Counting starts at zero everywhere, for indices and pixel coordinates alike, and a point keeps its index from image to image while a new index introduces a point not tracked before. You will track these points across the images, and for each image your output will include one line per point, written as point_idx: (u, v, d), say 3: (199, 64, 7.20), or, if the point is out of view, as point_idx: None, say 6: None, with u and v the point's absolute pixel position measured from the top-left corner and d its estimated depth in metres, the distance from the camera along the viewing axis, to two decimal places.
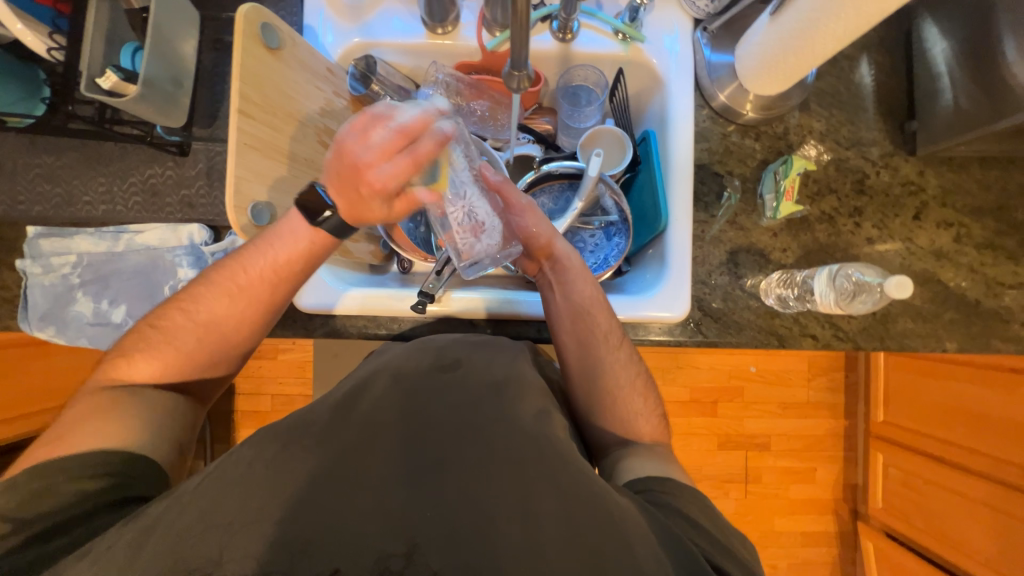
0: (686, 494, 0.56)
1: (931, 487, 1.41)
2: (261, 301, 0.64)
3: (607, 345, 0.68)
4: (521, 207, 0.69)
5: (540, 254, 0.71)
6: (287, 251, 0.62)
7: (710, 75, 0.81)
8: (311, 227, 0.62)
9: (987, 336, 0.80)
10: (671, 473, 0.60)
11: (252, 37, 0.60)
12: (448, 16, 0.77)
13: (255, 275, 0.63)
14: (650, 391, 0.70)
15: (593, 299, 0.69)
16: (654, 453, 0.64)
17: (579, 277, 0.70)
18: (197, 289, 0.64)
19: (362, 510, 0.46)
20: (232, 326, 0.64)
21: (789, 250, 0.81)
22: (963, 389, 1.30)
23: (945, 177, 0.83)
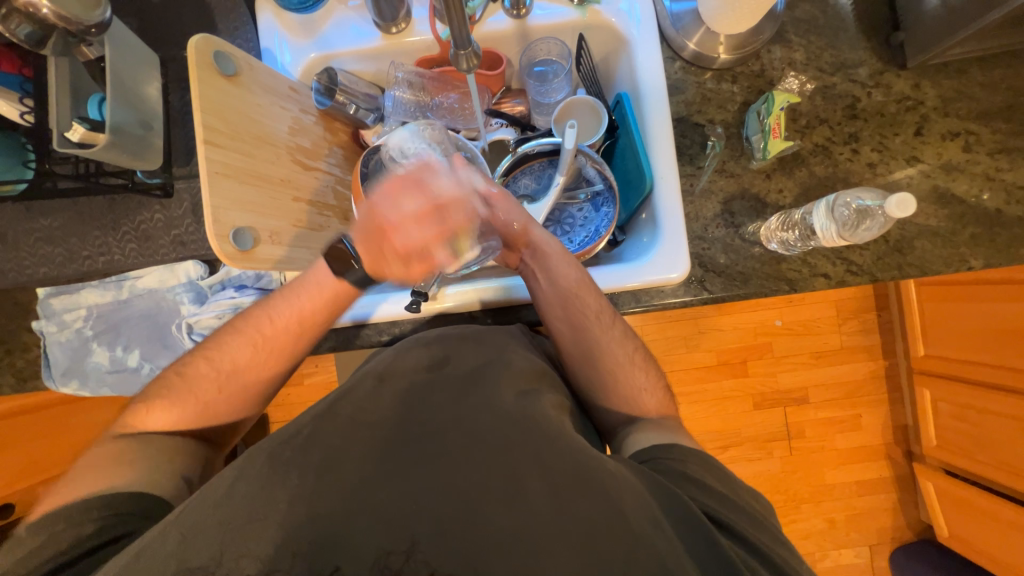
0: (696, 460, 0.56)
1: (983, 416, 1.33)
2: (283, 348, 0.67)
3: (600, 324, 0.68)
4: (490, 195, 0.69)
5: (519, 242, 0.71)
6: (314, 303, 0.67)
7: (674, 25, 0.78)
8: (335, 277, 0.67)
9: (1015, 246, 0.75)
10: (678, 440, 0.60)
11: (207, 66, 0.61)
12: (399, 14, 0.77)
13: (282, 324, 0.67)
14: (650, 365, 0.70)
15: (579, 281, 0.68)
16: (662, 425, 0.64)
17: (559, 260, 0.69)
18: (223, 338, 0.67)
19: (372, 512, 0.46)
20: (258, 372, 0.67)
21: (785, 190, 0.78)
22: (1000, 306, 1.22)
23: (944, 85, 0.78)
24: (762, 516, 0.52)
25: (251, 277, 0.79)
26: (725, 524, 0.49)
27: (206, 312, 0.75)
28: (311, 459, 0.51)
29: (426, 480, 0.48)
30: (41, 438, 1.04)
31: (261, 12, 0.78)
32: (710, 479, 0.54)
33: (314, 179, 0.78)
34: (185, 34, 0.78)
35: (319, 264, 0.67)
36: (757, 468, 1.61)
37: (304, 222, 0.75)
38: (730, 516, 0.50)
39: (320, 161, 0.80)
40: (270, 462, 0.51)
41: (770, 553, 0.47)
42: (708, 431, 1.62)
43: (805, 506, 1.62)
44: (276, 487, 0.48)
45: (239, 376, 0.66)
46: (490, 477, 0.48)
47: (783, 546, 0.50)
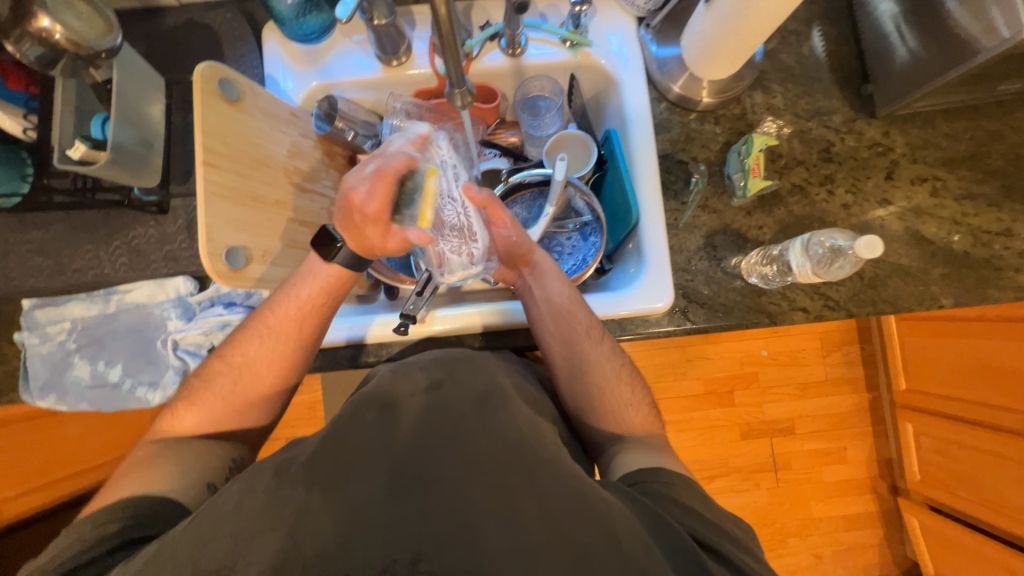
0: (686, 486, 0.56)
1: (964, 452, 1.35)
2: (291, 340, 0.67)
3: (590, 341, 0.69)
4: (503, 223, 0.68)
5: (520, 259, 0.73)
6: (308, 288, 0.67)
7: (661, 69, 0.82)
8: (325, 261, 0.67)
9: (983, 286, 0.79)
10: (664, 463, 0.60)
11: (211, 92, 0.63)
12: (400, 48, 0.80)
13: (284, 314, 0.66)
14: (636, 381, 0.70)
15: (571, 298, 0.70)
16: (648, 444, 0.64)
17: (554, 279, 0.72)
18: (233, 339, 0.67)
19: (352, 538, 0.46)
20: (264, 368, 0.66)
21: (765, 227, 0.81)
22: (978, 342, 1.26)
23: (912, 133, 0.83)
24: (748, 542, 0.53)
25: (240, 294, 0.79)
26: (716, 553, 0.49)
27: (193, 327, 0.76)
28: (295, 480, 0.50)
29: (411, 503, 0.48)
30: (25, 450, 1.02)
31: (268, 41, 0.81)
32: (693, 500, 0.54)
33: (310, 201, 0.80)
34: (192, 58, 0.81)
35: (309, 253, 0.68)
36: (745, 499, 1.60)
37: (297, 243, 0.76)
38: (721, 543, 0.50)
39: (316, 184, 0.82)
40: (251, 484, 0.50)
41: (753, 571, 0.48)
42: (696, 460, 1.61)
43: (792, 540, 1.60)
44: (259, 508, 0.48)
45: (232, 390, 0.65)
46: (474, 500, 0.49)
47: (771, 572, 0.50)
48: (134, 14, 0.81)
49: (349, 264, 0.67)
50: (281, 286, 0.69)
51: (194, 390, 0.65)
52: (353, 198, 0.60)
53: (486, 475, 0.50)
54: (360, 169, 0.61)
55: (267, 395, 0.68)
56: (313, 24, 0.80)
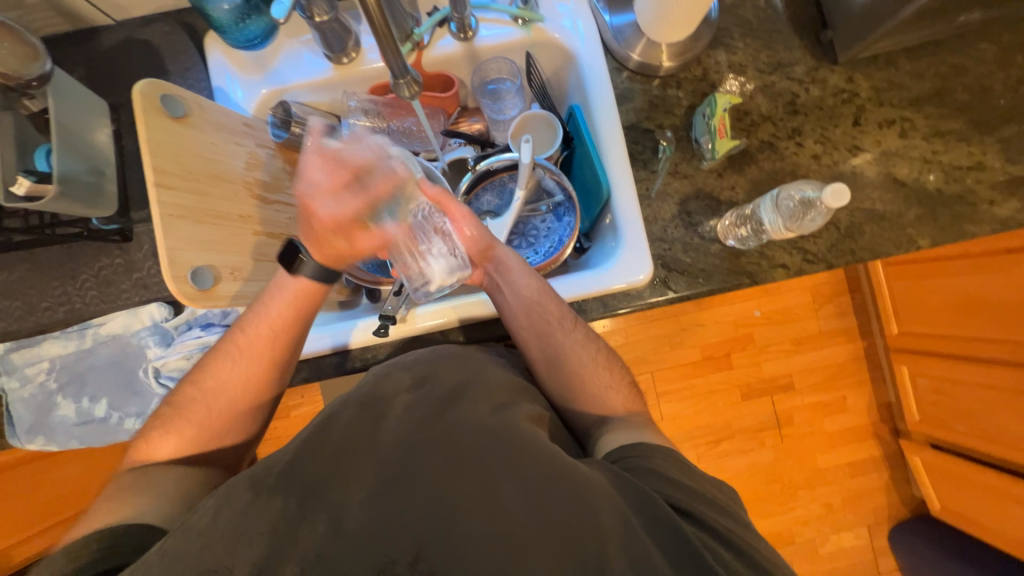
0: (666, 455, 0.56)
1: (959, 387, 1.37)
2: (266, 360, 0.67)
3: (564, 330, 0.69)
4: (460, 215, 0.69)
5: (481, 257, 0.71)
6: (280, 312, 0.66)
7: (617, 38, 0.81)
8: (294, 278, 0.67)
9: (958, 223, 0.78)
10: (644, 436, 0.60)
11: (153, 110, 0.61)
12: (348, 44, 0.78)
13: (256, 338, 0.66)
14: (613, 363, 0.71)
15: (540, 291, 0.69)
16: (630, 422, 0.64)
17: (519, 272, 0.71)
18: (207, 361, 0.67)
19: (345, 544, 0.46)
20: (239, 388, 0.66)
21: (737, 187, 0.80)
22: (963, 279, 1.27)
23: (876, 76, 0.82)
24: (730, 506, 0.53)
25: (217, 313, 0.77)
26: (695, 518, 0.49)
27: (172, 353, 0.75)
28: (280, 493, 0.50)
29: (400, 502, 0.48)
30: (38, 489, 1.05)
31: (211, 51, 0.79)
32: (674, 470, 0.54)
33: (275, 212, 0.78)
34: (135, 78, 0.79)
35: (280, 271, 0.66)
36: (750, 458, 1.62)
37: (267, 256, 0.75)
38: (699, 507, 0.50)
39: (281, 194, 0.80)
40: (236, 501, 0.49)
41: (735, 536, 0.48)
42: (699, 426, 1.63)
43: (801, 492, 1.63)
44: (245, 523, 0.47)
45: (220, 410, 0.65)
46: (462, 491, 0.49)
47: (754, 532, 0.51)
48: (69, 38, 0.79)
49: (317, 277, 0.67)
50: (253, 303, 0.68)
51: (178, 414, 0.65)
52: (314, 204, 0.59)
53: (475, 466, 0.50)
54: (310, 175, 0.58)
55: (254, 412, 0.67)
56: (255, 29, 0.77)
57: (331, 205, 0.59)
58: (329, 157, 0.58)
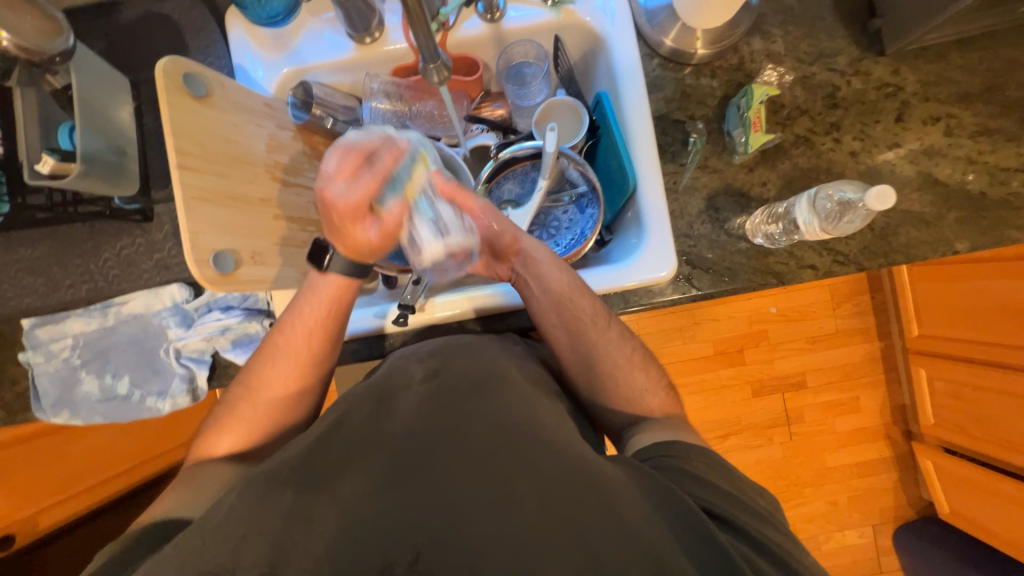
0: (701, 457, 0.55)
1: (979, 393, 1.33)
2: (304, 358, 0.68)
3: (596, 328, 0.68)
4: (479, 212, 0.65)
5: (509, 251, 0.71)
6: (314, 314, 0.67)
7: (650, 21, 0.77)
8: (327, 279, 0.67)
9: (1001, 228, 0.75)
10: (678, 436, 0.59)
11: (176, 88, 0.59)
12: (372, 24, 0.76)
13: (296, 337, 0.67)
14: (650, 364, 0.69)
15: (571, 286, 0.68)
16: (664, 424, 0.63)
17: (549, 267, 0.69)
18: (253, 364, 0.68)
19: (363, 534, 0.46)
20: (280, 385, 0.67)
21: (769, 183, 0.77)
22: (990, 282, 1.23)
23: (923, 70, 0.78)
24: (765, 510, 0.52)
25: (236, 297, 0.78)
26: (727, 523, 0.49)
27: (192, 335, 0.74)
28: (301, 480, 0.50)
29: (420, 495, 0.48)
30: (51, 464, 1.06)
31: (231, 27, 0.77)
32: (708, 473, 0.54)
33: (294, 196, 0.77)
34: (155, 54, 0.77)
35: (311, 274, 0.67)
36: (758, 454, 1.62)
37: (287, 239, 0.74)
38: (733, 512, 0.50)
39: (300, 177, 0.79)
40: (256, 486, 0.50)
41: (769, 541, 0.48)
42: (709, 420, 1.63)
43: (808, 490, 1.63)
44: (266, 509, 0.48)
45: (250, 394, 0.67)
46: (479, 487, 0.48)
47: (787, 537, 0.50)
48: (89, 11, 0.77)
49: (347, 271, 0.66)
50: (289, 306, 0.69)
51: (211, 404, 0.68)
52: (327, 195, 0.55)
53: (494, 461, 0.50)
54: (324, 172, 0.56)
55: (273, 397, 0.67)
56: (277, 5, 0.75)
57: (341, 189, 0.55)
58: (339, 148, 0.55)
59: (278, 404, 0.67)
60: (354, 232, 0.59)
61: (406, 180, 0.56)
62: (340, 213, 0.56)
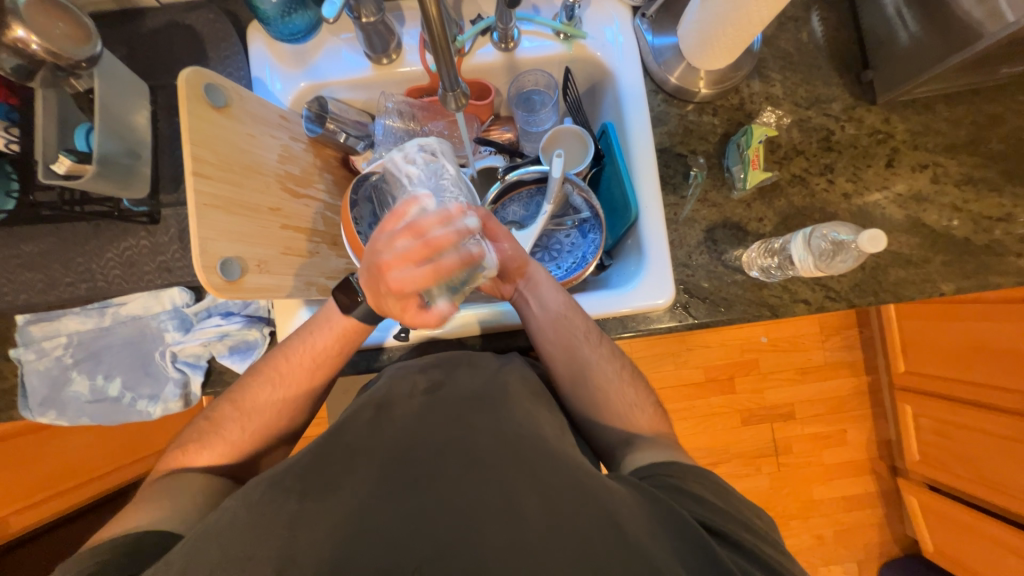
0: (699, 479, 0.55)
1: (963, 432, 1.36)
2: (302, 387, 0.68)
3: (590, 344, 0.69)
4: (501, 236, 0.68)
5: (515, 274, 0.71)
6: (323, 345, 0.68)
7: (657, 59, 0.81)
8: (345, 315, 0.67)
9: (984, 273, 0.78)
10: (676, 457, 0.60)
11: (197, 98, 0.61)
12: (390, 46, 0.78)
13: (297, 364, 0.67)
14: (639, 381, 0.70)
15: (567, 304, 0.70)
16: (660, 443, 0.63)
17: (549, 287, 0.71)
18: (246, 382, 0.67)
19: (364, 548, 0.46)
20: (273, 410, 0.67)
21: (765, 218, 0.80)
22: (975, 324, 1.26)
23: (912, 120, 0.82)
24: (764, 529, 0.52)
25: (237, 303, 0.78)
26: (727, 539, 0.49)
27: (190, 339, 0.74)
28: (303, 488, 0.50)
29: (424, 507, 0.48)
30: (10, 480, 1.00)
31: (253, 41, 0.79)
32: (708, 493, 0.54)
33: (303, 206, 0.78)
34: (175, 62, 0.79)
35: (330, 305, 0.67)
36: (746, 484, 1.62)
37: (293, 250, 0.74)
38: (734, 530, 0.50)
39: (309, 189, 0.80)
40: (260, 490, 0.50)
41: (773, 563, 0.48)
42: (697, 447, 1.63)
43: (794, 522, 1.62)
44: (268, 516, 0.48)
45: (242, 404, 0.66)
46: (483, 502, 0.48)
47: (782, 556, 0.50)
48: (113, 17, 0.79)
49: (366, 317, 0.66)
50: (297, 332, 0.69)
51: (205, 421, 0.66)
52: (389, 272, 0.53)
53: (497, 473, 0.51)
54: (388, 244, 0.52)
55: (265, 421, 0.67)
56: (299, 23, 0.77)
57: (399, 274, 0.52)
58: (413, 229, 0.52)
59: (275, 423, 0.67)
60: (394, 307, 0.57)
61: (465, 284, 0.58)
62: (390, 291, 0.54)
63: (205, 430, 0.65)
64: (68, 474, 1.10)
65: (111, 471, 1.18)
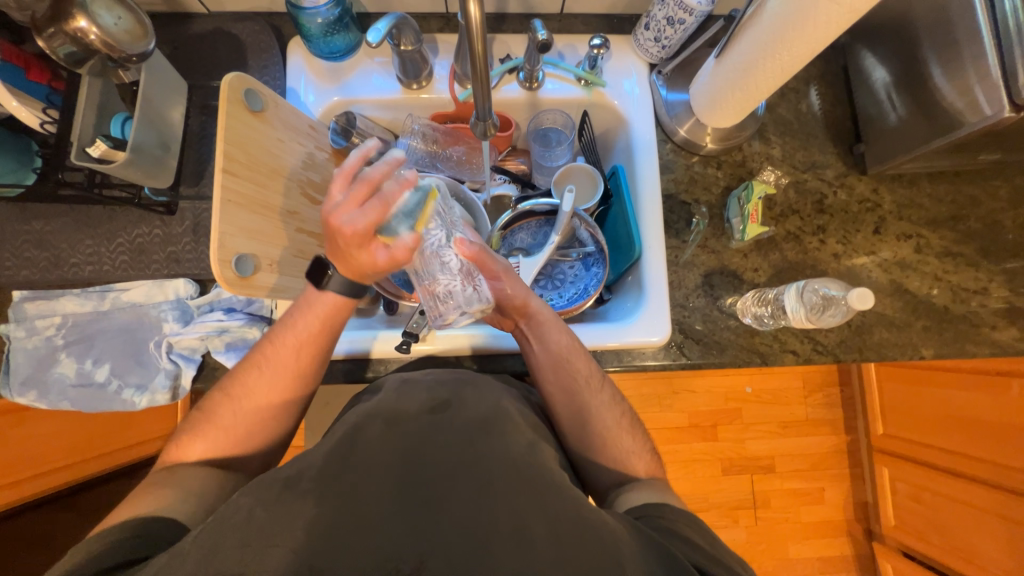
0: (688, 520, 0.56)
1: (938, 499, 1.37)
2: (289, 372, 0.66)
3: (590, 390, 0.70)
4: (496, 274, 0.67)
5: (517, 312, 0.71)
6: (309, 328, 0.66)
7: (669, 112, 0.87)
8: (324, 294, 0.66)
9: (961, 341, 0.83)
10: (668, 500, 0.61)
11: (237, 103, 0.64)
12: (422, 73, 0.83)
13: (283, 350, 0.66)
14: (636, 429, 0.71)
15: (570, 348, 0.71)
16: (650, 485, 0.64)
17: (553, 328, 0.71)
18: (236, 374, 0.67)
19: (359, 554, 0.47)
20: (263, 397, 0.66)
21: (760, 269, 0.84)
22: (954, 393, 1.30)
23: (899, 193, 0.88)
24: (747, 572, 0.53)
25: (241, 300, 0.78)
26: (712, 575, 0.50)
27: (189, 331, 0.73)
28: (302, 489, 0.51)
29: (419, 519, 0.49)
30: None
31: (292, 55, 0.84)
32: (696, 536, 0.54)
33: (319, 213, 0.79)
34: (215, 65, 0.83)
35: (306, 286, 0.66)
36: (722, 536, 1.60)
37: (306, 253, 0.76)
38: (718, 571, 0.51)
39: (328, 197, 0.82)
40: (259, 490, 0.50)
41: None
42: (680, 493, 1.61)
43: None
44: (267, 514, 0.48)
45: (231, 403, 0.65)
46: (480, 518, 0.49)
47: None
48: (162, 18, 0.83)
49: (344, 291, 0.65)
50: (280, 318, 0.68)
51: (199, 413, 0.66)
52: (337, 220, 0.51)
53: (492, 489, 0.51)
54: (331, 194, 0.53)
55: (262, 420, 0.66)
56: (339, 43, 0.82)
57: (348, 219, 0.50)
58: (345, 173, 0.53)
59: (267, 413, 0.66)
60: (359, 258, 0.54)
61: (416, 208, 0.53)
62: (347, 240, 0.51)
63: (197, 431, 0.65)
64: (32, 461, 1.04)
65: (41, 472, 1.07)
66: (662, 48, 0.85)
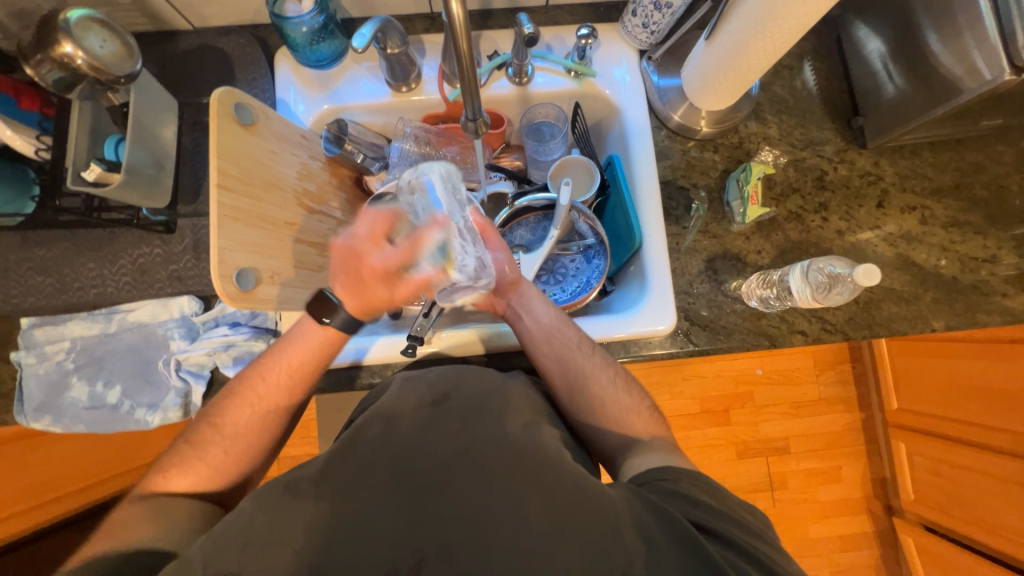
0: (694, 480, 0.55)
1: (956, 472, 1.36)
2: (281, 401, 0.67)
3: (583, 353, 0.70)
4: (497, 247, 0.72)
5: (508, 290, 0.74)
6: (300, 354, 0.68)
7: (662, 98, 0.86)
8: (321, 328, 0.68)
9: (972, 311, 0.81)
10: (672, 461, 0.59)
11: (227, 115, 0.64)
12: (411, 75, 0.83)
13: (273, 379, 0.67)
14: (633, 386, 0.70)
15: (557, 318, 0.72)
16: (655, 447, 0.63)
17: (539, 302, 0.74)
18: (221, 403, 0.66)
19: (373, 555, 0.47)
20: (253, 429, 0.66)
21: (763, 251, 0.83)
22: (967, 363, 1.28)
23: (901, 164, 0.87)
24: None
25: (245, 314, 0.79)
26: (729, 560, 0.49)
27: (196, 348, 0.74)
28: (312, 495, 0.51)
29: (429, 518, 0.49)
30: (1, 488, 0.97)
31: (280, 65, 0.84)
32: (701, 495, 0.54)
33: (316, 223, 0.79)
34: (204, 81, 0.83)
35: (302, 320, 0.69)
36: None
37: (305, 264, 0.76)
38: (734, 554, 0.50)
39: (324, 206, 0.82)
40: (270, 499, 0.50)
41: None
42: None
43: None
44: (283, 518, 0.49)
45: (220, 434, 0.65)
46: (491, 512, 0.49)
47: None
48: (148, 37, 0.83)
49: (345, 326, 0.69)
50: (271, 347, 0.70)
51: (186, 445, 0.64)
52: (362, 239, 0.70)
53: (505, 481, 0.51)
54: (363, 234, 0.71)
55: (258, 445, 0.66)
56: (326, 51, 0.82)
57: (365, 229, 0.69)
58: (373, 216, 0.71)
59: (256, 445, 0.66)
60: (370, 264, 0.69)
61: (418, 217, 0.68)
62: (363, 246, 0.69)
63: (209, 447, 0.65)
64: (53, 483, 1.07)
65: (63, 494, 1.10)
66: (650, 33, 0.84)
